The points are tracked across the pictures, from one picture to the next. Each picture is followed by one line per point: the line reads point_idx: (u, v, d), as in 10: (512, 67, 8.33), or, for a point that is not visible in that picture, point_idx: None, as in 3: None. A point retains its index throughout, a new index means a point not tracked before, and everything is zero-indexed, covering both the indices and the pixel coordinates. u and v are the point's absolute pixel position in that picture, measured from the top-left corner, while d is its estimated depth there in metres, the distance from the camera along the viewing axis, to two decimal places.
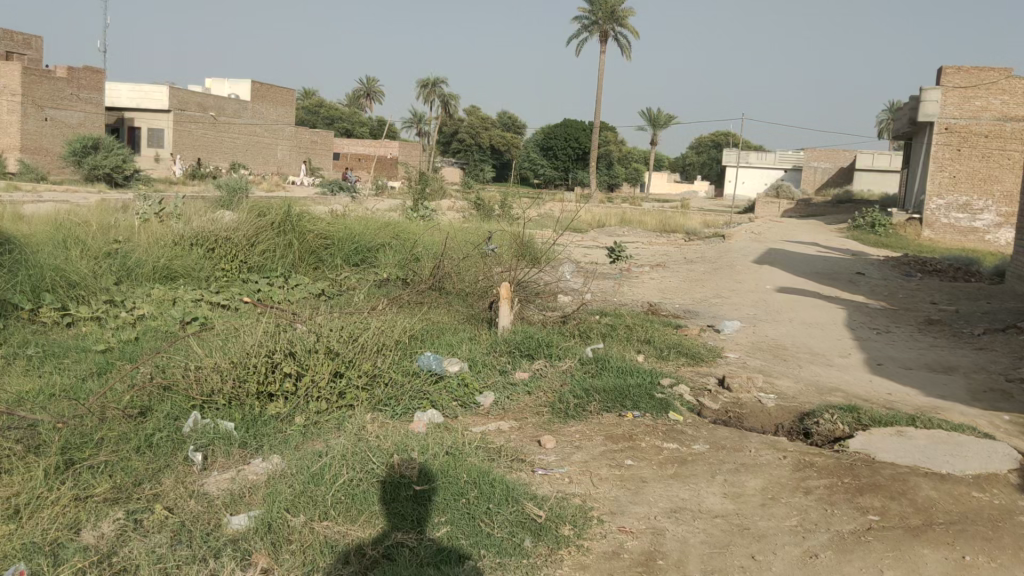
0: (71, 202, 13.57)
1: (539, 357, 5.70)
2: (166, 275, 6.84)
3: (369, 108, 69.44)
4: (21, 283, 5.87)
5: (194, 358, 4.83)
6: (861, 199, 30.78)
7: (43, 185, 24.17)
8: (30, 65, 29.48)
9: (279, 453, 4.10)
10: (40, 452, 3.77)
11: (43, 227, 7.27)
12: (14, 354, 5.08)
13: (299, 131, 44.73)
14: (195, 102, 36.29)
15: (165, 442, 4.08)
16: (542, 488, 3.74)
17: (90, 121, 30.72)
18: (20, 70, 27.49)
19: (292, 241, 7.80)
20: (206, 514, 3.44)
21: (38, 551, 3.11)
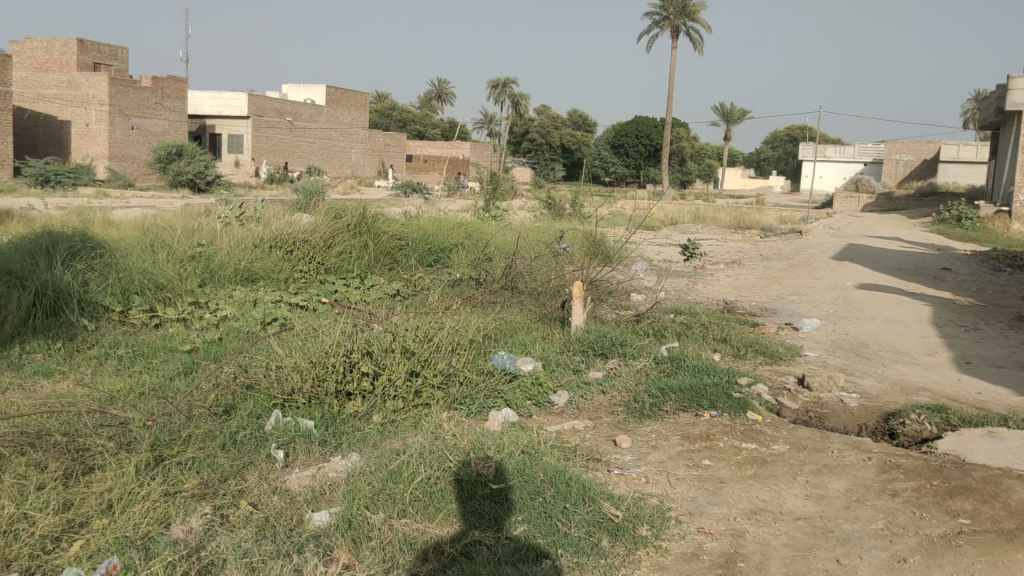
0: (157, 206, 14.04)
1: (612, 357, 5.65)
2: (248, 277, 7.04)
3: (442, 109, 70.23)
4: (112, 286, 6.10)
5: (274, 358, 4.96)
6: (946, 193, 29.68)
7: (132, 191, 25.09)
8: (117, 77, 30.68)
9: (358, 451, 4.18)
10: (131, 448, 3.92)
11: (131, 232, 7.55)
12: (107, 354, 5.30)
13: (373, 134, 45.44)
14: (272, 107, 37.11)
15: (249, 440, 4.20)
16: (619, 488, 3.71)
17: (174, 129, 31.81)
18: (107, 81, 28.56)
19: (368, 242, 7.94)
20: (289, 510, 3.52)
21: (131, 544, 3.23)
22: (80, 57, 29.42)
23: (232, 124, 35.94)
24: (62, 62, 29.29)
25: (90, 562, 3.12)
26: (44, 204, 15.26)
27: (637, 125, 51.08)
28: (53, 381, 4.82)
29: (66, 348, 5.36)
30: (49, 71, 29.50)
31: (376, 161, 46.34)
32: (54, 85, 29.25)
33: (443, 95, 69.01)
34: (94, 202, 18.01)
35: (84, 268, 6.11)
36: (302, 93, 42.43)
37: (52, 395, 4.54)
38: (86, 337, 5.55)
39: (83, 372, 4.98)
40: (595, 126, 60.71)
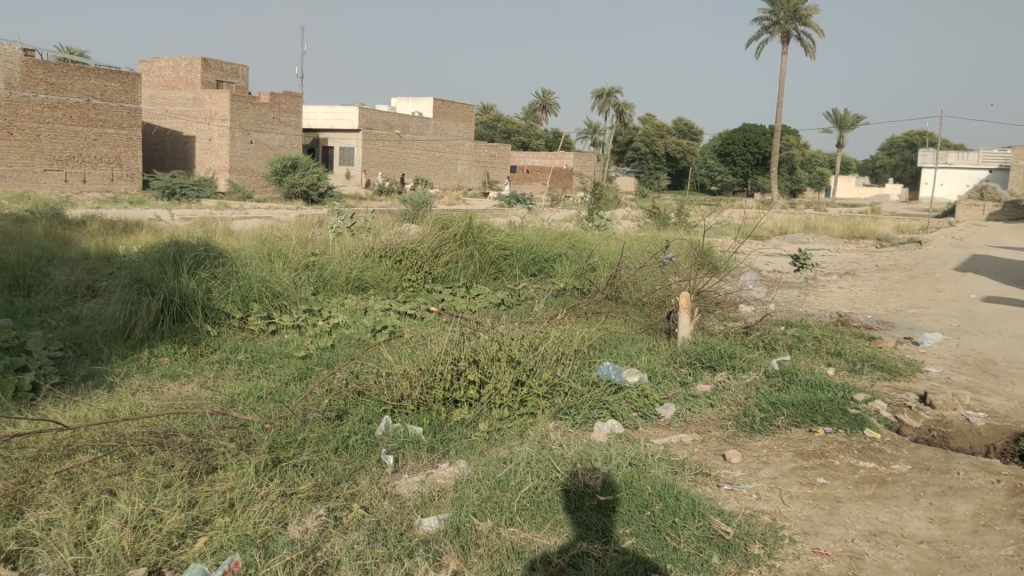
0: (279, 218, 14.61)
1: (721, 369, 5.55)
2: (358, 285, 7.25)
3: (547, 121, 70.58)
4: (233, 293, 6.36)
5: (384, 365, 5.09)
6: None
7: (251, 203, 26.16)
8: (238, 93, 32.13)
9: (465, 458, 4.24)
10: (251, 449, 4.09)
11: (250, 242, 7.88)
12: (228, 359, 5.56)
13: (477, 146, 46.08)
14: (382, 120, 37.99)
15: (360, 444, 4.32)
16: (729, 504, 3.64)
17: (289, 143, 33.06)
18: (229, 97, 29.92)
19: (473, 252, 8.07)
20: (399, 515, 3.60)
21: (251, 542, 3.36)
22: (204, 75, 30.84)
23: (344, 137, 37.05)
24: (187, 80, 30.77)
25: (213, 558, 3.27)
26: (171, 216, 16.08)
27: (745, 133, 50.05)
28: (179, 383, 5.08)
29: (190, 353, 5.65)
30: (176, 89, 31.09)
31: (480, 172, 46.95)
32: (181, 102, 30.79)
33: (548, 106, 69.34)
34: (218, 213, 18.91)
35: (207, 275, 6.40)
36: (410, 104, 43.15)
37: (178, 397, 4.78)
38: (209, 342, 5.84)
39: (206, 375, 5.23)
40: (700, 134, 59.80)
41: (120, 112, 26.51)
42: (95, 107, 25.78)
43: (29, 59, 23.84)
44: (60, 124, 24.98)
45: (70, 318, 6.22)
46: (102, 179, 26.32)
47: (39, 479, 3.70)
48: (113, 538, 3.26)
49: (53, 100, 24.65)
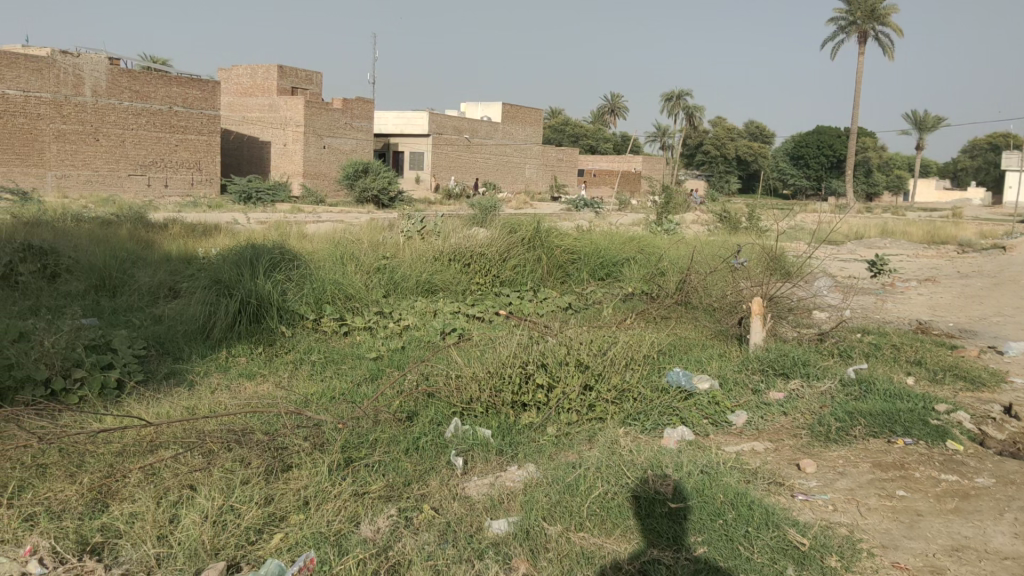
0: (351, 222, 14.91)
1: (794, 377, 5.44)
2: (428, 288, 7.34)
3: (615, 124, 70.32)
4: (307, 295, 6.50)
5: (454, 367, 5.14)
6: None
7: (324, 207, 26.70)
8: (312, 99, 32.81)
9: (534, 462, 4.25)
10: (325, 449, 4.17)
11: (324, 245, 8.05)
12: (301, 360, 5.68)
13: (545, 149, 46.13)
14: (452, 125, 38.34)
15: (430, 446, 4.37)
16: (804, 514, 3.57)
17: (360, 147, 33.62)
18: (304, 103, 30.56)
19: (541, 256, 8.11)
20: (469, 516, 3.63)
21: (325, 540, 3.42)
22: (280, 82, 31.55)
23: (414, 142, 37.49)
24: (263, 87, 31.52)
25: (289, 554, 3.34)
26: (249, 220, 16.50)
27: (819, 135, 49.06)
28: (255, 383, 5.22)
29: (266, 353, 5.80)
30: (253, 96, 31.88)
31: (548, 176, 47.00)
32: (257, 108, 31.57)
33: (616, 110, 69.13)
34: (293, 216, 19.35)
35: (282, 277, 6.55)
36: (479, 111, 44.11)
37: (255, 396, 4.91)
38: (283, 343, 5.98)
39: (281, 375, 5.35)
40: (772, 137, 58.77)
41: (201, 118, 27.36)
42: (176, 114, 26.63)
43: (116, 68, 24.80)
44: (144, 131, 25.87)
45: (153, 318, 6.45)
46: (183, 183, 27.21)
47: (124, 474, 3.83)
48: (193, 533, 3.36)
49: (137, 108, 25.54)
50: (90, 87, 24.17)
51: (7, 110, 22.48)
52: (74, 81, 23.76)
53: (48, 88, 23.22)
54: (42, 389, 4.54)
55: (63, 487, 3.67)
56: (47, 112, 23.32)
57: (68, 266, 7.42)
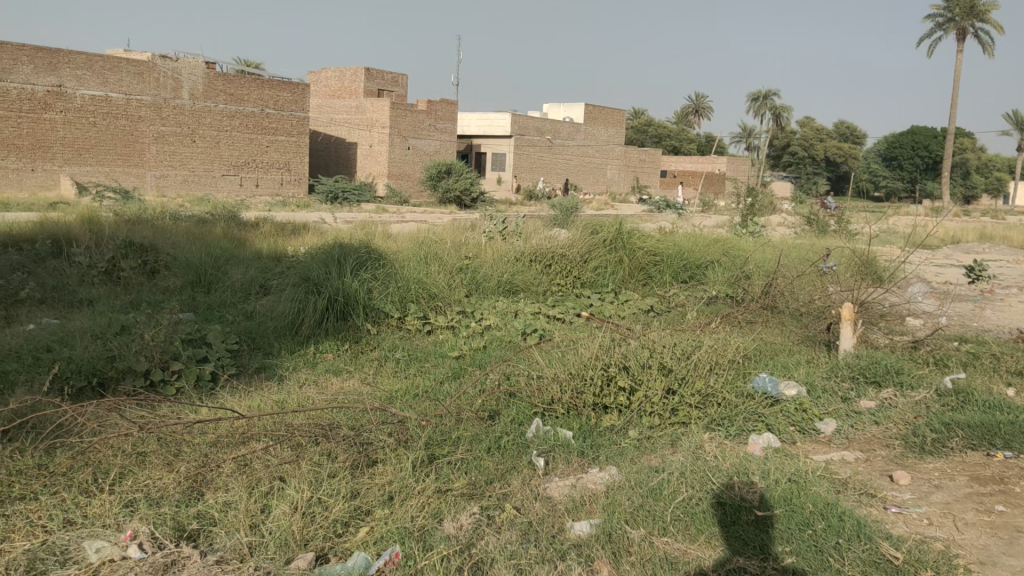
0: (438, 221, 15.10)
1: (887, 386, 5.28)
2: (510, 289, 7.38)
3: (699, 124, 69.38)
4: (392, 294, 6.61)
5: (535, 367, 5.16)
6: None
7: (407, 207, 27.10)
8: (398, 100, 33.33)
9: (616, 464, 4.23)
10: (409, 445, 4.24)
11: (408, 244, 8.17)
12: (385, 357, 5.79)
13: (627, 150, 45.80)
14: (534, 126, 38.42)
15: (512, 445, 4.40)
16: (897, 528, 3.46)
17: (443, 148, 34.00)
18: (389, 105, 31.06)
19: (622, 258, 8.06)
20: (550, 517, 3.64)
21: (409, 535, 3.47)
22: (367, 84, 32.09)
23: (496, 143, 37.73)
24: (351, 89, 32.12)
25: (376, 548, 3.41)
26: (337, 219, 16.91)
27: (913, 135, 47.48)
28: (341, 378, 5.35)
29: (351, 350, 5.92)
30: (341, 98, 32.54)
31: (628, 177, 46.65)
32: (345, 110, 32.23)
33: (701, 110, 68.22)
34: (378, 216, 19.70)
35: (368, 276, 6.67)
36: (561, 112, 44.11)
37: (340, 392, 5.02)
38: (369, 340, 6.10)
39: (366, 372, 5.46)
40: (862, 137, 57.06)
41: (290, 120, 28.18)
42: (268, 116, 27.42)
43: (212, 72, 25.67)
44: (237, 132, 26.72)
45: (245, 313, 6.65)
46: (272, 184, 28.01)
47: (218, 464, 3.97)
48: (284, 524, 3.45)
49: (231, 110, 26.37)
50: (188, 90, 25.04)
51: (110, 111, 23.33)
52: (173, 84, 24.63)
53: (148, 91, 24.06)
54: (141, 380, 4.74)
55: (161, 475, 3.83)
56: (148, 113, 24.16)
57: (166, 263, 7.71)
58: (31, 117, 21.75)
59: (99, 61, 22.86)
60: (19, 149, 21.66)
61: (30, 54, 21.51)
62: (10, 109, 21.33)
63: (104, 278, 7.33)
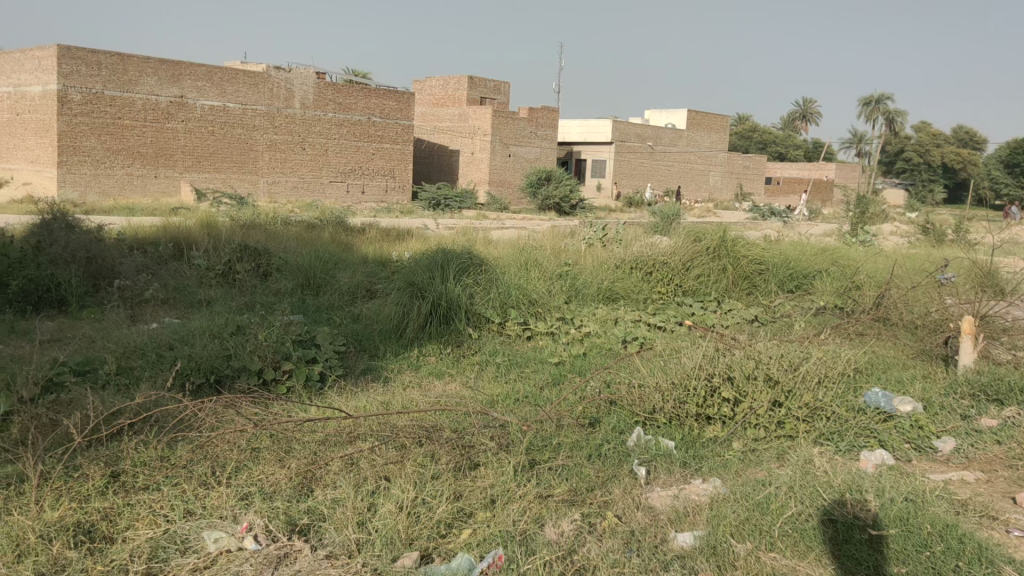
0: (539, 228, 15.22)
1: (1011, 404, 5.00)
2: (610, 296, 7.36)
3: (806, 130, 67.54)
4: (494, 299, 6.69)
5: (636, 375, 5.12)
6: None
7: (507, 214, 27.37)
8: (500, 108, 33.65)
9: (720, 476, 4.15)
10: (510, 449, 4.28)
11: (509, 251, 8.24)
12: (487, 361, 5.87)
13: (731, 156, 44.93)
14: (635, 133, 38.15)
15: (613, 453, 4.39)
16: (1021, 552, 3.29)
17: (544, 155, 34.15)
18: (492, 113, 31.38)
19: (727, 266, 7.94)
20: (652, 527, 3.60)
21: (512, 539, 3.50)
22: (470, 92, 32.55)
23: (596, 150, 37.73)
24: (455, 97, 32.65)
25: (479, 550, 3.45)
26: (440, 225, 17.16)
27: None
28: (444, 381, 5.45)
29: (453, 354, 6.01)
30: (444, 106, 33.14)
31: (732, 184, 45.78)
32: (448, 118, 32.79)
33: (808, 116, 66.54)
34: (481, 223, 19.96)
35: (471, 281, 6.77)
36: (663, 118, 43.69)
37: (442, 394, 5.11)
38: (470, 344, 6.18)
39: (468, 375, 5.55)
40: (981, 143, 54.37)
41: (396, 127, 29.06)
42: (374, 123, 28.35)
43: (323, 82, 26.58)
44: (345, 140, 27.60)
45: (352, 316, 6.84)
46: (378, 191, 28.92)
47: (327, 461, 4.10)
48: (390, 522, 3.52)
49: (340, 119, 27.33)
50: (299, 100, 25.99)
51: (228, 121, 24.31)
52: (285, 94, 25.61)
53: (262, 101, 25.04)
54: (255, 378, 4.94)
55: (273, 471, 3.97)
56: (262, 123, 25.17)
57: (278, 266, 8.01)
58: (155, 127, 22.57)
59: (218, 72, 23.73)
60: (144, 158, 22.48)
61: (155, 66, 22.31)
62: (135, 119, 22.08)
63: (221, 280, 7.67)
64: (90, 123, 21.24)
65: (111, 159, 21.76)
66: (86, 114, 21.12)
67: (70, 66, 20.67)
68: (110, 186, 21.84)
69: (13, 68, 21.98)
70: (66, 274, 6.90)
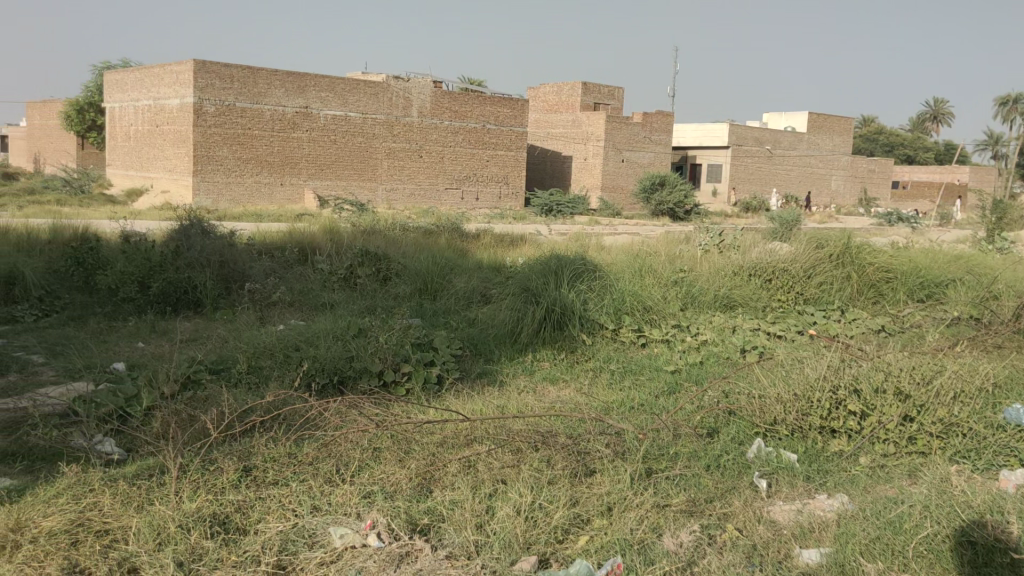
0: (656, 233, 15.13)
1: None
2: (727, 303, 7.21)
3: (936, 131, 64.52)
4: (608, 305, 6.65)
5: (756, 385, 5.00)
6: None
7: (620, 220, 27.21)
8: (614, 113, 33.50)
9: (846, 492, 4.00)
10: (626, 457, 4.25)
11: (623, 257, 8.21)
12: (601, 367, 5.85)
13: (855, 160, 43.29)
14: (753, 136, 37.25)
15: (732, 464, 4.29)
16: None
17: (659, 160, 33.76)
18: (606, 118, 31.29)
19: (851, 274, 7.70)
20: (776, 542, 3.50)
21: (630, 547, 3.46)
22: (583, 98, 32.54)
23: (712, 154, 37.05)
24: (568, 103, 32.72)
25: (597, 557, 3.43)
26: (557, 231, 17.33)
27: None
28: (559, 387, 5.46)
29: (567, 359, 6.04)
30: (557, 112, 33.27)
31: (855, 188, 44.09)
32: (561, 124, 32.90)
33: (939, 117, 63.45)
34: (596, 229, 19.90)
35: (584, 287, 6.76)
36: (782, 120, 42.53)
37: (557, 400, 5.13)
38: (584, 350, 6.17)
39: (582, 381, 5.56)
40: None
41: (510, 134, 29.38)
42: (489, 131, 28.75)
43: (439, 90, 27.11)
44: (460, 147, 28.08)
45: (468, 320, 6.96)
46: (492, 197, 29.26)
47: (445, 463, 4.17)
48: (508, 525, 3.56)
49: (456, 126, 27.81)
50: (417, 108, 26.62)
51: (349, 130, 25.12)
52: (404, 103, 26.28)
53: (382, 110, 25.75)
54: (376, 380, 5.09)
55: (393, 470, 4.07)
56: (382, 131, 25.89)
57: (396, 271, 8.22)
58: (281, 136, 23.54)
59: (340, 83, 24.54)
60: (271, 166, 23.48)
61: (282, 78, 23.28)
62: (263, 129, 23.12)
63: (342, 284, 7.93)
64: (223, 133, 22.36)
65: (241, 167, 22.83)
66: (219, 125, 22.23)
67: (205, 79, 21.78)
68: (240, 194, 22.92)
69: (154, 82, 23.37)
70: (200, 277, 7.28)
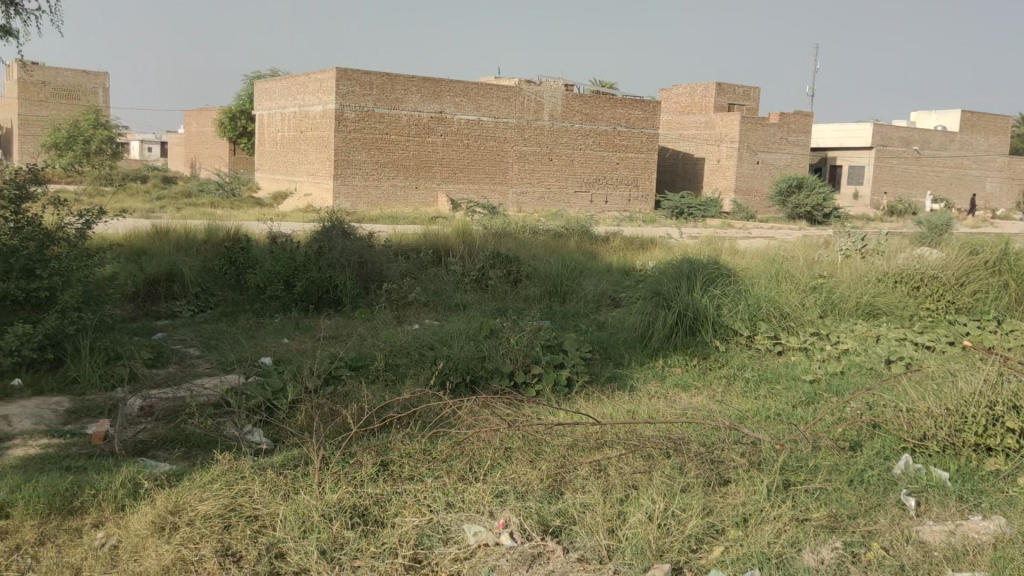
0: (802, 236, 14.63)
1: None
2: (870, 311, 6.89)
3: None
4: (743, 310, 6.47)
5: (902, 398, 4.76)
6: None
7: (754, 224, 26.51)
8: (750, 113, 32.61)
9: (1004, 515, 3.74)
10: (762, 467, 4.13)
11: (758, 260, 8.01)
12: (736, 374, 5.71)
13: (1013, 161, 40.53)
14: (899, 136, 35.45)
15: (877, 480, 4.09)
16: None
17: (797, 162, 32.63)
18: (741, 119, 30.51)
19: (1009, 282, 7.19)
20: (927, 564, 3.30)
21: (768, 561, 3.35)
22: (718, 99, 31.82)
23: (854, 155, 35.51)
24: (701, 104, 32.08)
25: (733, 568, 3.33)
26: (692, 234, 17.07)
27: None
28: (691, 394, 5.36)
29: (700, 366, 5.93)
30: (690, 113, 32.68)
31: (1013, 190, 41.25)
32: (694, 125, 32.32)
33: None
34: (732, 232, 19.48)
35: (719, 292, 6.61)
36: (932, 119, 40.28)
37: (690, 406, 5.04)
38: (717, 357, 6.05)
39: (715, 389, 5.43)
40: None
41: (641, 137, 29.11)
42: (619, 133, 28.58)
43: (571, 94, 27.17)
44: (590, 150, 28.05)
45: (597, 323, 6.95)
46: (621, 200, 29.08)
47: (576, 466, 4.17)
48: (641, 532, 3.52)
49: (587, 129, 27.81)
50: (548, 111, 26.76)
51: (481, 134, 25.53)
52: (535, 107, 26.48)
53: (513, 114, 26.05)
54: (508, 380, 5.16)
55: (525, 471, 4.10)
56: (513, 134, 26.18)
57: (527, 273, 8.30)
58: (416, 140, 24.18)
59: (474, 88, 25.01)
60: (407, 170, 24.15)
61: (418, 84, 23.91)
62: (400, 134, 23.83)
63: (475, 286, 8.07)
64: (362, 138, 23.19)
65: (378, 171, 23.61)
66: (359, 130, 23.07)
67: (346, 87, 22.64)
68: (377, 196, 23.65)
69: (299, 90, 24.48)
70: (340, 277, 7.59)
